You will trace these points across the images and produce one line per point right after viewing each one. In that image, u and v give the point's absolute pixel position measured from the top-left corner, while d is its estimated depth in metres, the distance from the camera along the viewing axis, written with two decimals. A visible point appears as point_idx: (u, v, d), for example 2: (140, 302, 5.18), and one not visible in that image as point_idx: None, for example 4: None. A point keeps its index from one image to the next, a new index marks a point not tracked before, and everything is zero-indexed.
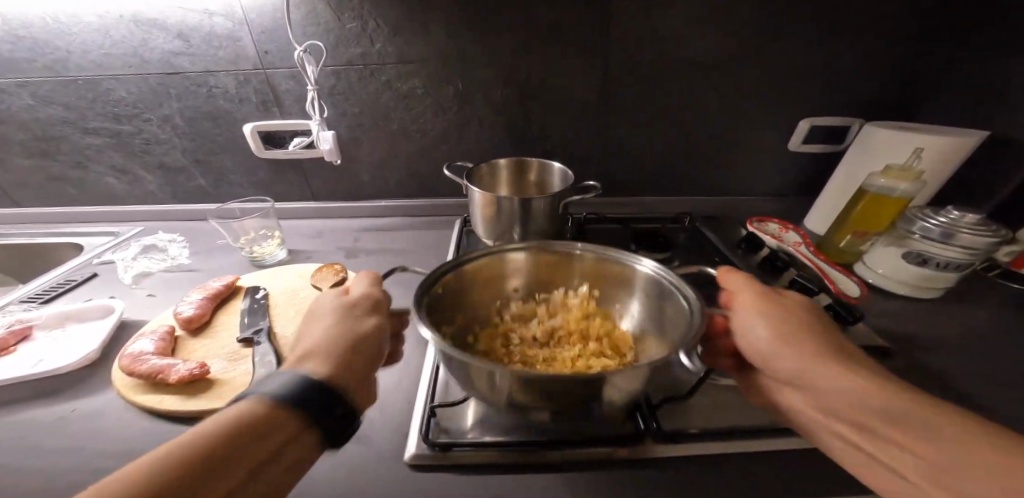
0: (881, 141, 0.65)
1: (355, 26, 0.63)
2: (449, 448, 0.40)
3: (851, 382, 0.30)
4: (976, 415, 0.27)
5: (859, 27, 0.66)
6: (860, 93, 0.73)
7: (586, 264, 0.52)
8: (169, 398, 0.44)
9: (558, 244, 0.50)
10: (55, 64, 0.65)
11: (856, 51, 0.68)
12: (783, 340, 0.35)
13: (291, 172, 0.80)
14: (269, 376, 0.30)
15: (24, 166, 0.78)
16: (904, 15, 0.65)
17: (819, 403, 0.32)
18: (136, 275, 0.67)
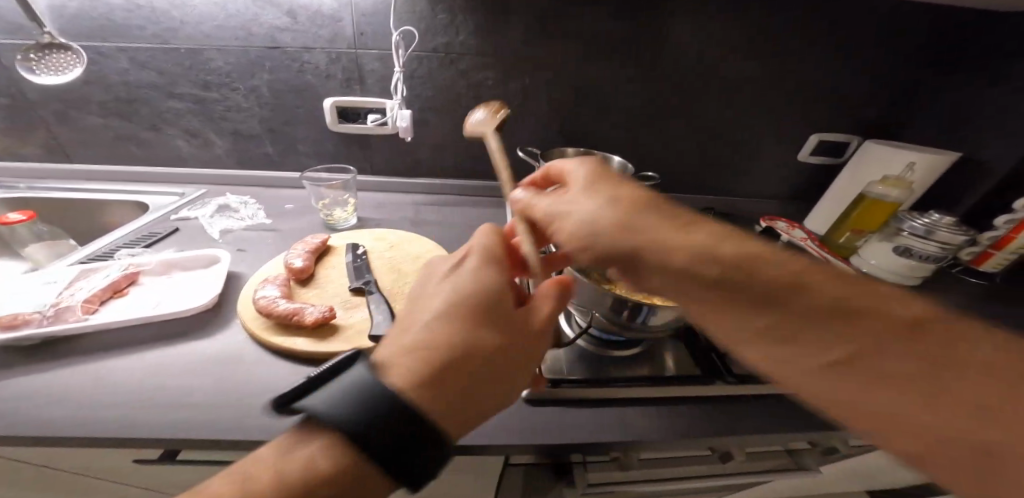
0: (878, 155, 0.78)
1: (444, 17, 0.72)
2: (559, 383, 0.46)
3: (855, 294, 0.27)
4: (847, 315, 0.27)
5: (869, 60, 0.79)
6: (863, 115, 0.86)
7: None
8: (300, 339, 0.47)
9: None
10: (164, 33, 0.72)
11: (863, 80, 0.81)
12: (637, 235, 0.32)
13: (358, 146, 0.87)
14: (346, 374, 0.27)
15: (99, 124, 0.82)
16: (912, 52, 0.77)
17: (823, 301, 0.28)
18: (220, 230, 0.70)
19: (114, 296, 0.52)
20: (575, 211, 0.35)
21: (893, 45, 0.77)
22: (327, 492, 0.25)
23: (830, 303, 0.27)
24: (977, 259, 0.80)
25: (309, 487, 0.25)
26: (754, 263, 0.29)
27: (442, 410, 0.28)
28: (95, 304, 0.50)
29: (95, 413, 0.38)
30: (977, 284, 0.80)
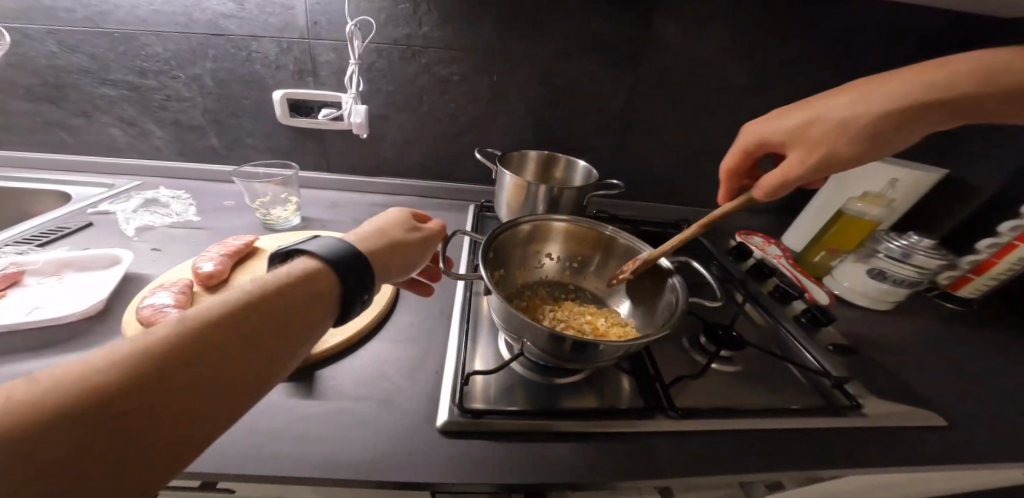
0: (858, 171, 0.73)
1: (406, 8, 0.66)
2: (481, 414, 0.41)
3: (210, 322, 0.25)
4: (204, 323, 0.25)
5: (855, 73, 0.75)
6: None
7: (616, 250, 0.54)
8: None
9: (597, 223, 0.52)
10: (96, 16, 0.66)
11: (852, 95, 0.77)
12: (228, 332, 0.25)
13: (312, 141, 0.81)
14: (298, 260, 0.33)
15: (21, 109, 0.74)
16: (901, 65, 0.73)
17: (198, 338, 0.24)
18: (138, 228, 0.63)
19: None
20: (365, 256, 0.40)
21: (884, 60, 0.73)
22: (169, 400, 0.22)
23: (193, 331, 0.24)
24: (954, 283, 0.75)
25: (116, 390, 0.20)
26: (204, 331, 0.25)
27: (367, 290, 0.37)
28: None
29: None
30: (953, 309, 0.76)
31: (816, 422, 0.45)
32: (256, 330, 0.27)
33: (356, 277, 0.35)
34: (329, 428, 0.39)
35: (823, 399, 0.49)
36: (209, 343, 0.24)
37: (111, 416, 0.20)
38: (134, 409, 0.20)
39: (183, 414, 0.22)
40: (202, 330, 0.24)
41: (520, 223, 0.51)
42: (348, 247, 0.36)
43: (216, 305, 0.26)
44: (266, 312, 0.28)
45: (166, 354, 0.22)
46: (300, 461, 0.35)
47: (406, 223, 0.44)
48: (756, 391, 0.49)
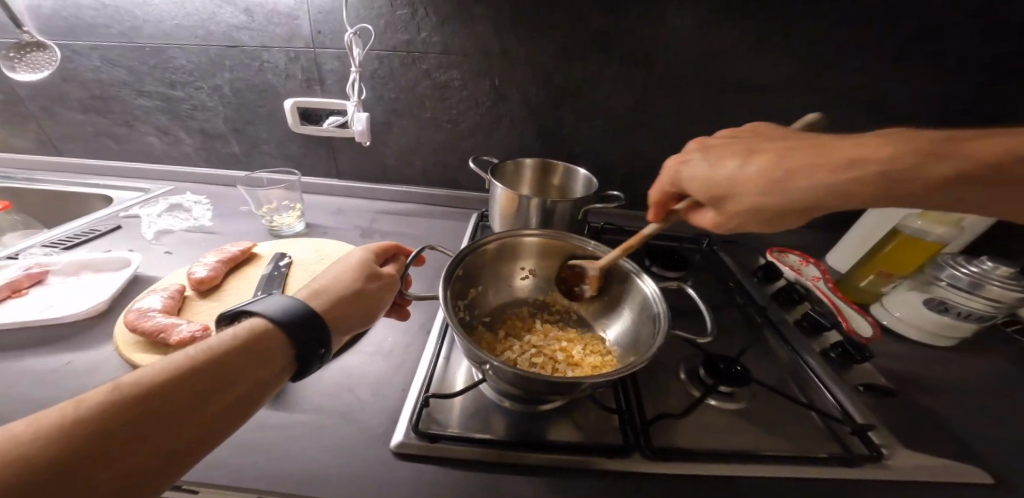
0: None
1: (404, 13, 0.66)
2: (435, 439, 0.39)
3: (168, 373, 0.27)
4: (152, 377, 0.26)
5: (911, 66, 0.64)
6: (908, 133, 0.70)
7: (593, 266, 0.51)
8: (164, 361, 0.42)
9: (572, 237, 0.50)
10: (130, 32, 0.71)
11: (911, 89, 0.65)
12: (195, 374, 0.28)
13: (321, 148, 0.83)
14: (261, 301, 0.35)
15: (76, 120, 0.83)
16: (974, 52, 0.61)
17: (153, 393, 0.26)
18: (158, 231, 0.67)
19: (11, 296, 0.50)
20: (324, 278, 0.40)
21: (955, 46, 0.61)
22: (109, 460, 0.23)
23: (149, 386, 0.26)
24: None
25: (63, 450, 0.22)
26: (162, 387, 0.26)
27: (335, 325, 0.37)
28: None
29: None
30: None
31: (819, 473, 0.38)
32: (197, 389, 0.27)
33: (311, 335, 0.34)
34: (282, 442, 0.39)
35: (838, 446, 0.42)
36: (139, 408, 0.25)
37: (30, 485, 0.20)
38: (75, 472, 0.21)
39: (127, 473, 0.23)
40: (135, 395, 0.25)
41: (490, 241, 0.49)
42: (303, 306, 0.35)
43: (167, 362, 0.28)
44: (208, 371, 0.29)
45: (112, 415, 0.24)
46: (250, 473, 0.36)
47: (368, 268, 0.42)
48: (758, 435, 0.42)
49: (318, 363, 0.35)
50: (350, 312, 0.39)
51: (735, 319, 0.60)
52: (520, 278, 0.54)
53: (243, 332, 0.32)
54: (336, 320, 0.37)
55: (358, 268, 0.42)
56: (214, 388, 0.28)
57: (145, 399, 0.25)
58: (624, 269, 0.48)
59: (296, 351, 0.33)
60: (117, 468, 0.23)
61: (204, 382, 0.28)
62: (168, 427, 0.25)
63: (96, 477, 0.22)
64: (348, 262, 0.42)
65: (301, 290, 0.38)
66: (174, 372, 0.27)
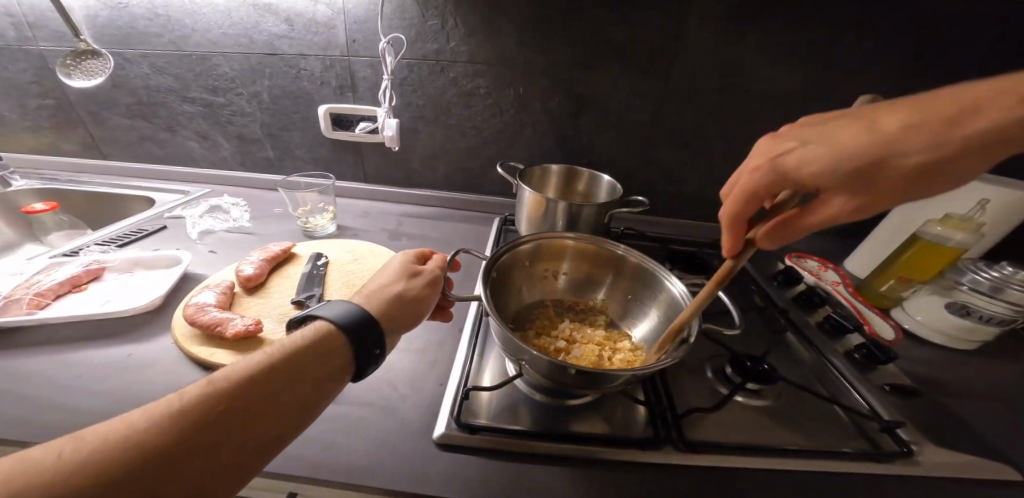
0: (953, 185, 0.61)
1: (436, 23, 0.69)
2: (475, 430, 0.41)
3: (241, 375, 0.30)
4: (231, 377, 0.29)
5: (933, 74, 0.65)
6: None
7: (623, 268, 0.53)
8: (221, 352, 0.44)
9: (604, 241, 0.52)
10: (178, 40, 0.75)
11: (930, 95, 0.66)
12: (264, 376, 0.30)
13: (351, 153, 0.86)
14: (324, 300, 0.38)
15: (122, 124, 0.88)
16: (996, 59, 0.62)
17: (228, 393, 0.29)
18: (201, 231, 0.71)
19: (72, 291, 0.53)
20: (370, 280, 0.43)
21: (977, 53, 0.62)
22: (195, 453, 0.26)
23: (227, 387, 0.29)
24: None
25: (159, 442, 0.25)
26: (237, 387, 0.29)
27: (388, 321, 0.39)
28: (47, 298, 0.50)
29: None
30: None
31: (847, 468, 0.40)
32: (274, 385, 0.31)
33: (365, 328, 0.36)
34: (331, 432, 0.41)
35: (867, 443, 0.43)
36: (226, 401, 0.28)
37: (144, 467, 0.24)
38: (167, 462, 0.25)
39: (207, 467, 0.26)
40: (223, 390, 0.29)
41: (525, 243, 0.51)
42: (361, 303, 0.38)
43: (243, 363, 0.31)
44: (282, 367, 0.32)
45: (196, 412, 0.27)
46: (306, 461, 0.38)
47: (414, 271, 0.45)
48: (786, 433, 0.44)
49: (374, 362, 0.37)
50: (400, 312, 0.41)
51: (758, 322, 0.62)
52: (551, 281, 0.57)
53: (309, 334, 0.35)
54: (389, 320, 0.40)
55: (404, 272, 0.44)
56: (280, 389, 0.31)
57: (223, 397, 0.28)
58: (652, 270, 0.50)
59: (354, 345, 0.36)
60: (200, 461, 0.26)
61: (271, 383, 0.31)
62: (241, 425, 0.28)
63: (185, 468, 0.25)
64: (394, 266, 0.45)
65: (356, 292, 0.41)
66: (246, 373, 0.30)
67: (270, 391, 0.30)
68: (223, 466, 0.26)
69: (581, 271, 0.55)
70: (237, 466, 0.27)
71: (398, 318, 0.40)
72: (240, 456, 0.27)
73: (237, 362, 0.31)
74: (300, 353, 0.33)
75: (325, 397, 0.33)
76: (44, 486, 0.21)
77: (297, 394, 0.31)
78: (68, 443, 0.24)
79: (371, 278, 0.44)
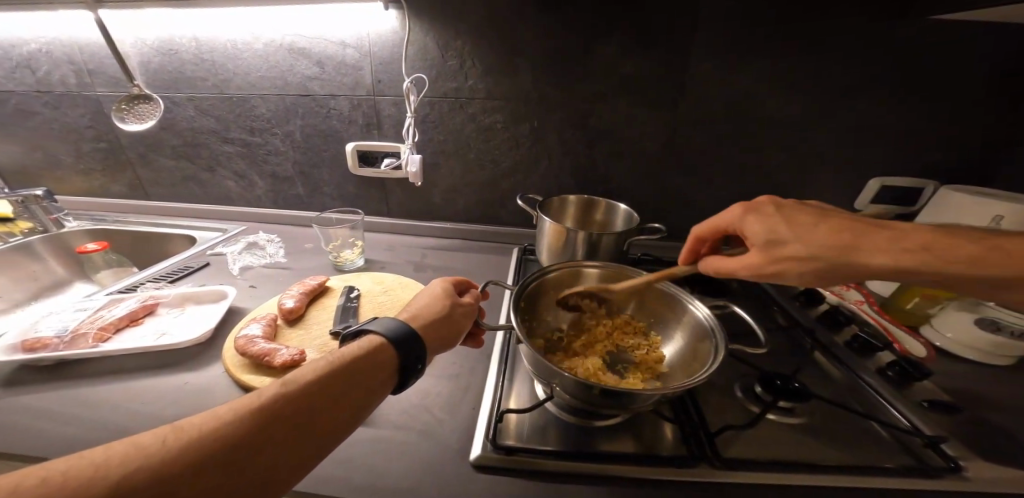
0: (956, 205, 0.63)
1: (455, 64, 0.76)
2: (511, 451, 0.42)
3: (309, 378, 0.32)
4: (299, 380, 0.32)
5: (939, 91, 0.67)
6: (937, 154, 0.72)
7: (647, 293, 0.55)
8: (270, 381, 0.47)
9: (627, 267, 0.54)
10: (221, 84, 0.83)
11: (932, 110, 0.68)
12: (326, 381, 0.33)
13: (376, 188, 0.92)
14: (376, 321, 0.40)
15: (167, 166, 0.95)
16: (995, 73, 0.64)
17: (299, 394, 0.31)
18: (241, 267, 0.76)
19: (130, 324, 0.57)
20: (413, 304, 0.46)
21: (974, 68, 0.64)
22: (270, 448, 0.28)
23: (297, 389, 0.31)
24: None
25: (246, 434, 0.27)
26: (304, 391, 0.31)
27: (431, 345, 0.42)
28: (108, 332, 0.54)
29: (64, 433, 0.41)
30: None
31: (893, 483, 0.40)
32: (335, 392, 0.33)
33: (414, 353, 0.39)
34: (372, 458, 0.42)
35: (912, 458, 0.43)
36: (295, 403, 0.30)
37: (232, 457, 0.26)
38: (250, 453, 0.27)
39: (280, 463, 0.28)
40: (295, 394, 0.31)
41: (551, 271, 0.54)
42: (409, 328, 0.40)
43: (307, 370, 0.33)
44: (345, 378, 0.34)
45: (272, 411, 0.29)
46: (351, 483, 0.39)
47: (451, 295, 0.48)
48: (822, 448, 0.44)
49: (417, 376, 0.39)
50: (441, 330, 0.44)
51: (786, 342, 0.62)
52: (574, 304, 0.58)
53: (363, 346, 0.37)
54: (430, 340, 0.42)
55: (442, 296, 0.47)
56: (338, 396, 0.33)
57: (295, 398, 0.31)
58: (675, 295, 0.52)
59: (401, 360, 0.38)
60: (274, 457, 0.28)
61: (332, 389, 0.33)
62: (308, 426, 0.30)
63: (261, 461, 0.27)
64: (434, 288, 0.48)
65: (403, 311, 0.44)
66: (311, 378, 0.32)
67: (331, 397, 0.32)
68: (293, 463, 0.29)
69: (605, 296, 0.58)
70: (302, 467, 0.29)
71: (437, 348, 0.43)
72: (307, 456, 0.29)
73: (304, 368, 0.34)
74: (356, 363, 0.35)
75: (373, 405, 0.35)
76: (158, 466, 0.24)
77: (354, 401, 0.33)
78: (168, 431, 0.26)
79: (412, 299, 0.47)
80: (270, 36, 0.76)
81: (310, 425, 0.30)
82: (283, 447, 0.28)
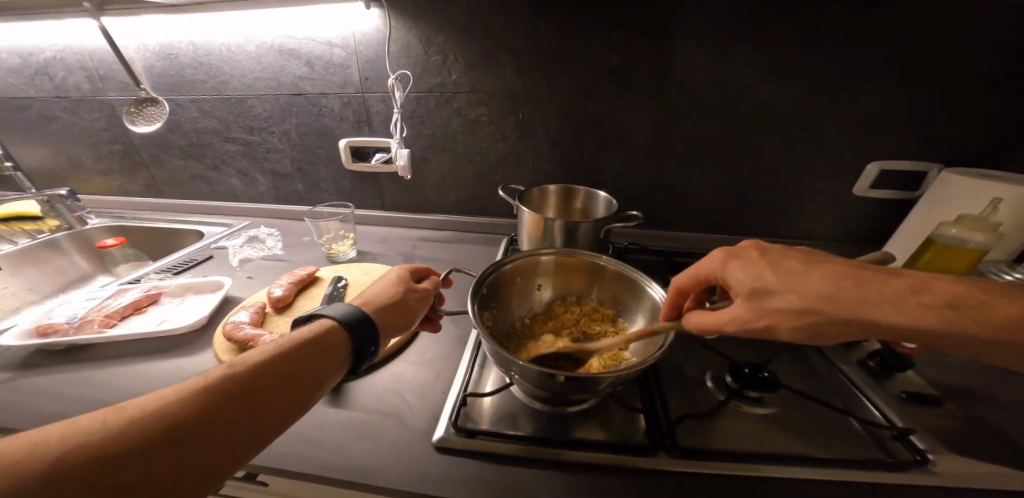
0: (959, 187, 0.60)
1: (437, 59, 0.77)
2: (472, 434, 0.44)
3: (256, 362, 0.35)
4: (244, 364, 0.34)
5: (939, 71, 0.63)
6: (940, 137, 0.68)
7: (607, 278, 0.55)
8: None
9: (585, 253, 0.54)
10: (221, 85, 0.87)
11: (932, 91, 0.65)
12: (273, 365, 0.35)
13: (369, 183, 0.94)
14: (329, 307, 0.43)
15: (177, 165, 1.01)
16: (1000, 49, 0.60)
17: (244, 377, 0.33)
18: (241, 259, 0.80)
19: (135, 312, 0.62)
20: (366, 292, 0.48)
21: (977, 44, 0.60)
22: (213, 426, 0.30)
23: (242, 373, 0.33)
24: None
25: (188, 413, 0.30)
26: (250, 374, 0.34)
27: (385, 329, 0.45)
28: (114, 319, 0.59)
29: (69, 409, 0.45)
30: None
31: (853, 475, 0.39)
32: (282, 374, 0.35)
33: (367, 336, 0.42)
34: (341, 437, 0.45)
35: (880, 451, 0.42)
36: (240, 385, 0.33)
37: (174, 435, 0.28)
38: (192, 431, 0.29)
39: (223, 440, 0.30)
40: (243, 376, 0.33)
41: (511, 261, 0.54)
42: (361, 312, 0.43)
43: (255, 354, 0.36)
44: (294, 360, 0.36)
45: (216, 392, 0.31)
46: (317, 462, 0.42)
47: (406, 282, 0.50)
48: (787, 438, 0.44)
49: (370, 356, 0.43)
50: (395, 316, 0.47)
51: (768, 333, 0.61)
52: (536, 292, 0.59)
53: (315, 329, 0.40)
54: (384, 324, 0.45)
55: (398, 282, 0.50)
56: (286, 377, 0.35)
57: (240, 381, 0.33)
58: (635, 280, 0.52)
59: (355, 341, 0.41)
60: (217, 434, 0.30)
61: (278, 371, 0.35)
62: (253, 406, 0.33)
63: (204, 439, 0.29)
64: (389, 276, 0.51)
65: (356, 298, 0.46)
66: (258, 362, 0.35)
67: (277, 380, 0.35)
68: (237, 440, 0.31)
69: (568, 283, 0.58)
70: (247, 444, 0.31)
71: (390, 332, 0.46)
72: (252, 434, 0.32)
73: (253, 352, 0.36)
74: (305, 347, 0.38)
75: (323, 386, 0.38)
76: (98, 444, 0.26)
77: (303, 382, 0.36)
78: (110, 412, 0.28)
79: (367, 287, 0.50)
80: (262, 38, 0.79)
81: (255, 405, 0.33)
82: (226, 425, 0.31)
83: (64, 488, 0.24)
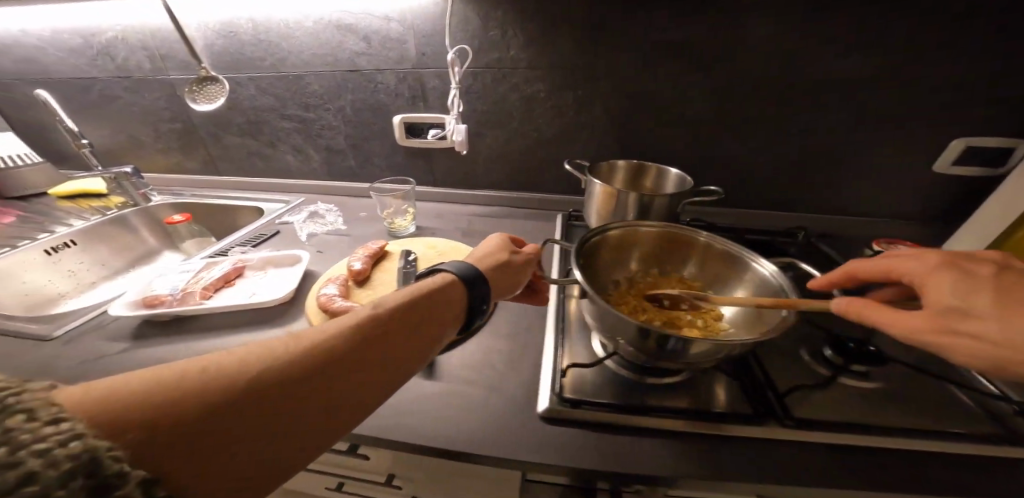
0: None
1: (496, 35, 0.75)
2: (578, 404, 0.45)
3: (391, 311, 0.37)
4: (382, 312, 0.36)
5: None
6: None
7: (706, 255, 0.56)
8: None
9: (687, 229, 0.55)
10: (278, 63, 0.86)
11: None
12: (403, 316, 0.37)
13: (423, 159, 0.94)
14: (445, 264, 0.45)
15: (234, 142, 1.02)
16: None
17: (380, 326, 0.35)
18: (308, 234, 0.83)
19: (225, 285, 0.65)
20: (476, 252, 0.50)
21: None
22: (355, 370, 0.32)
23: (379, 322, 0.36)
24: None
25: (337, 356, 0.32)
26: (385, 324, 0.36)
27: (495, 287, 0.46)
28: (210, 291, 0.62)
29: None
30: None
31: (973, 450, 0.40)
32: (410, 327, 0.37)
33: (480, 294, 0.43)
34: (440, 404, 0.47)
35: (997, 427, 0.42)
36: (377, 334, 0.35)
37: (324, 375, 0.31)
38: (338, 372, 0.31)
39: (361, 385, 0.32)
40: (379, 324, 0.35)
41: (612, 230, 0.55)
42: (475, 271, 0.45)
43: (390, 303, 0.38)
44: (420, 312, 0.38)
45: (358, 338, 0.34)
46: (427, 429, 0.44)
47: (508, 246, 0.51)
48: (894, 413, 0.44)
49: (482, 314, 0.44)
50: (502, 279, 0.48)
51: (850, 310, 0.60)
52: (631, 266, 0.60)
53: (437, 280, 0.43)
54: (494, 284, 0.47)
55: (501, 247, 0.51)
56: (413, 328, 0.37)
57: (377, 329, 0.35)
58: (738, 257, 0.52)
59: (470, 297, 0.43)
60: (356, 379, 0.32)
61: (406, 324, 0.37)
62: (385, 356, 0.34)
63: (348, 381, 0.32)
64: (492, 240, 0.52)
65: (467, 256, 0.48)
66: (392, 312, 0.37)
67: (405, 333, 0.37)
68: (371, 387, 0.33)
69: (663, 258, 0.59)
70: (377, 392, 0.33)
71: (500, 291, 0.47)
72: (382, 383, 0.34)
73: (386, 299, 0.38)
74: (428, 303, 0.40)
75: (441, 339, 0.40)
76: (271, 372, 0.29)
77: (426, 336, 0.38)
78: (281, 341, 0.31)
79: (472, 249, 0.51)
80: (319, 13, 0.78)
81: (387, 356, 0.35)
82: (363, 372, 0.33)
83: (243, 408, 0.27)
